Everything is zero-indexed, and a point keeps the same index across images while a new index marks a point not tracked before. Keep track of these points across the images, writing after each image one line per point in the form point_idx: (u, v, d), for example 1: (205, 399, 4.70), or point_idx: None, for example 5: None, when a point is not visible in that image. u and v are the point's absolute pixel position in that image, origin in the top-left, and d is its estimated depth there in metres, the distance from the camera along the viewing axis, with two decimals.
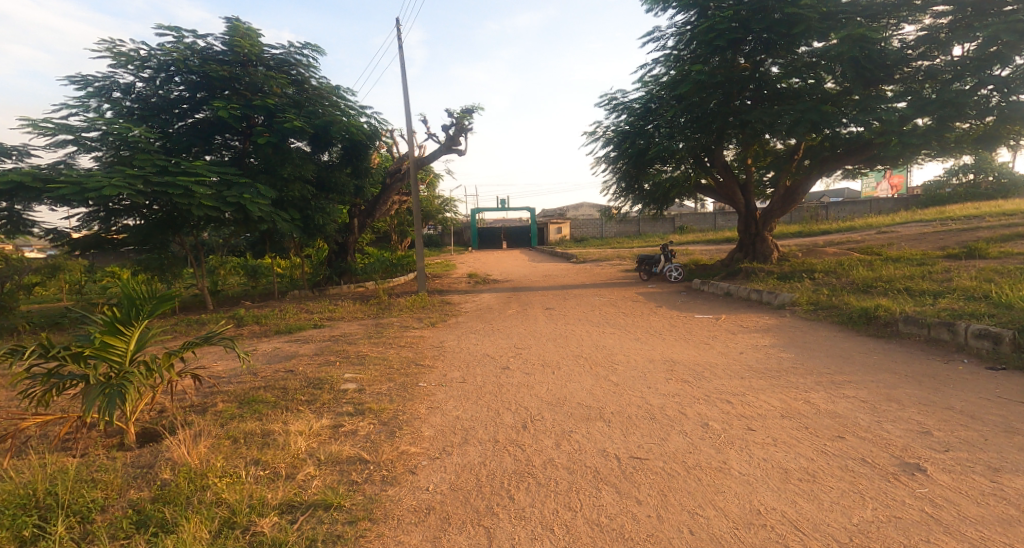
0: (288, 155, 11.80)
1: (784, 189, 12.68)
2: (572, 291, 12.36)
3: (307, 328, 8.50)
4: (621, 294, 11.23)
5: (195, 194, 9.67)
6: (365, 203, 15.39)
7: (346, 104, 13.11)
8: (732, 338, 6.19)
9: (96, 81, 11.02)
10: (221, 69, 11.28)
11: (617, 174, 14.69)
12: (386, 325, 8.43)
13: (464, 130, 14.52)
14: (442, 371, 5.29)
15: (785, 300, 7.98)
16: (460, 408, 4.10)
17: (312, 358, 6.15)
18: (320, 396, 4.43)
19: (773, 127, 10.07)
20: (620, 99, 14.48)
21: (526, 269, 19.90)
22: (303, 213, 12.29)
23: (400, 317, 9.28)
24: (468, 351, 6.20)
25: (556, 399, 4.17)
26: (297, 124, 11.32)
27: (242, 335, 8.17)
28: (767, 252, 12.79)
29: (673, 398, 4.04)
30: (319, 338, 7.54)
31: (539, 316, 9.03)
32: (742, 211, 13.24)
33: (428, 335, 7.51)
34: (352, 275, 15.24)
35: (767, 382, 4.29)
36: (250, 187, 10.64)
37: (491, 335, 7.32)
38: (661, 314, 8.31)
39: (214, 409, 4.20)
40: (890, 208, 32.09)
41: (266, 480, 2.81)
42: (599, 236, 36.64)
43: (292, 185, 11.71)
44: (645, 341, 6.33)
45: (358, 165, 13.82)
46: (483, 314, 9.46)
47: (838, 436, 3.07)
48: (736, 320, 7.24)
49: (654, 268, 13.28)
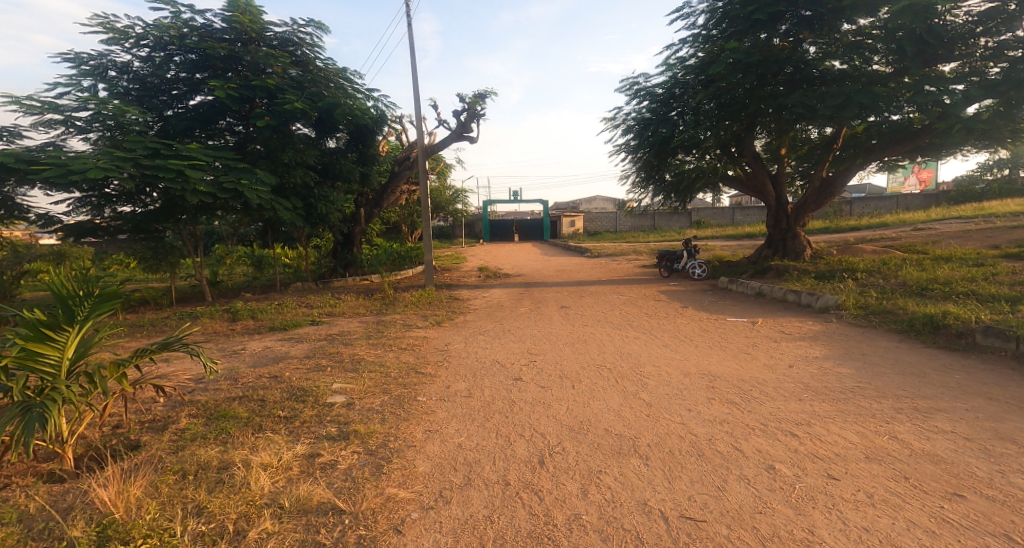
0: (290, 139, 11.16)
1: (820, 181, 11.72)
2: (588, 288, 11.65)
3: (305, 325, 7.91)
4: (642, 293, 10.48)
5: (189, 179, 9.05)
6: (372, 191, 14.73)
7: (353, 87, 12.41)
8: (776, 347, 5.44)
9: (90, 59, 10.49)
10: (220, 47, 10.70)
11: (637, 164, 14.15)
12: (388, 323, 7.80)
13: (477, 116, 13.81)
14: (445, 382, 4.62)
15: (830, 303, 7.18)
16: (465, 434, 3.41)
17: (303, 361, 5.54)
18: (300, 413, 3.78)
19: (816, 111, 9.23)
20: (642, 84, 13.80)
21: (539, 263, 19.15)
22: (305, 201, 11.67)
23: (405, 314, 8.63)
24: (475, 357, 5.54)
25: (579, 424, 3.49)
26: (299, 105, 10.67)
27: (234, 332, 7.58)
28: (798, 248, 11.90)
29: (722, 427, 3.32)
30: (314, 337, 6.93)
31: (554, 315, 8.32)
32: (772, 204, 12.39)
33: (433, 335, 6.86)
34: (357, 267, 14.63)
35: (833, 408, 3.56)
36: (249, 172, 10.04)
37: (502, 337, 6.66)
38: (688, 317, 7.56)
39: (175, 427, 3.57)
40: (920, 204, 30.76)
41: (207, 542, 2.15)
42: (613, 230, 35.84)
43: (293, 171, 11.06)
44: (675, 348, 5.63)
45: (363, 151, 13.12)
46: (493, 313, 8.78)
47: (953, 494, 2.34)
48: (776, 325, 6.48)
49: (676, 265, 12.50)
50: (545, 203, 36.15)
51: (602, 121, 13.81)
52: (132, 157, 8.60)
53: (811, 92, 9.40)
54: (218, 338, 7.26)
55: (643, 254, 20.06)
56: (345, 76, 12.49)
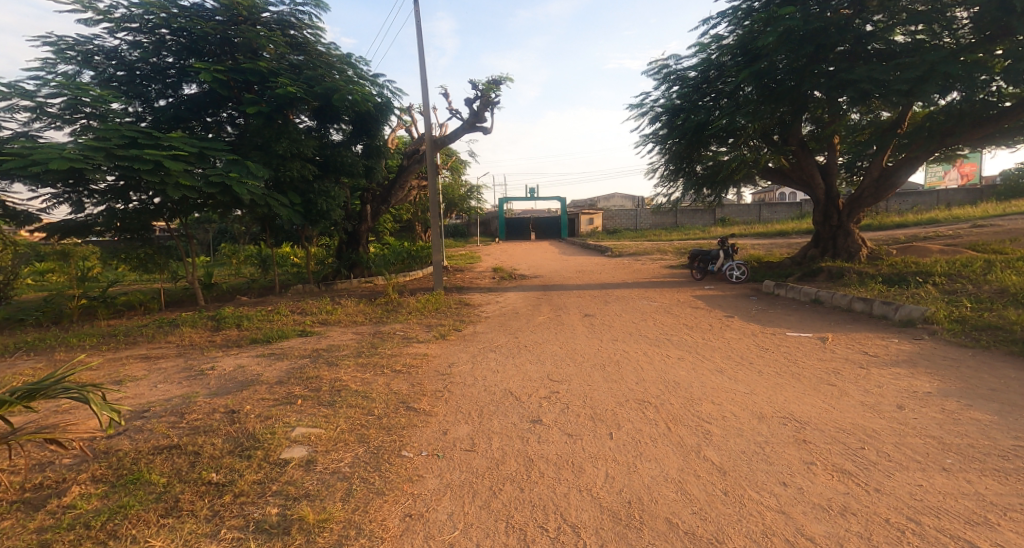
0: (286, 129, 10.15)
1: (879, 171, 10.37)
2: (613, 292, 10.49)
3: (294, 336, 6.93)
4: (675, 298, 9.32)
5: (169, 172, 8.11)
6: (379, 187, 13.73)
7: (357, 72, 11.43)
8: (867, 377, 4.25)
9: (75, 44, 9.71)
10: (210, 28, 9.79)
11: (668, 155, 13.03)
12: (386, 335, 6.80)
13: (491, 104, 12.75)
14: (442, 425, 3.57)
15: (914, 315, 5.94)
16: (462, 525, 2.34)
17: (273, 387, 4.52)
18: (237, 480, 2.72)
19: (886, 87, 7.97)
20: (672, 67, 12.75)
21: (557, 263, 18.00)
22: (304, 196, 10.73)
23: (406, 324, 7.63)
24: (483, 386, 4.46)
25: (630, 512, 2.39)
26: (293, 89, 9.64)
27: (212, 345, 6.63)
28: (851, 248, 10.63)
29: (850, 527, 2.18)
30: (298, 353, 5.94)
31: (577, 326, 7.22)
32: (820, 198, 11.11)
33: (435, 352, 5.82)
34: (363, 268, 13.63)
35: (1010, 490, 2.38)
36: (239, 164, 9.08)
37: (517, 355, 5.59)
38: (737, 330, 6.38)
39: (58, 503, 2.53)
40: (963, 199, 28.88)
41: None
42: (634, 228, 34.55)
43: (289, 163, 10.06)
44: (735, 376, 4.49)
45: (369, 142, 12.15)
46: (507, 322, 7.71)
47: None
48: (854, 345, 5.29)
49: (710, 266, 11.29)
50: (562, 201, 34.96)
51: (627, 107, 12.71)
52: (105, 147, 7.70)
53: (878, 66, 8.16)
54: (192, 352, 6.30)
55: (668, 253, 18.80)
56: (349, 61, 11.53)
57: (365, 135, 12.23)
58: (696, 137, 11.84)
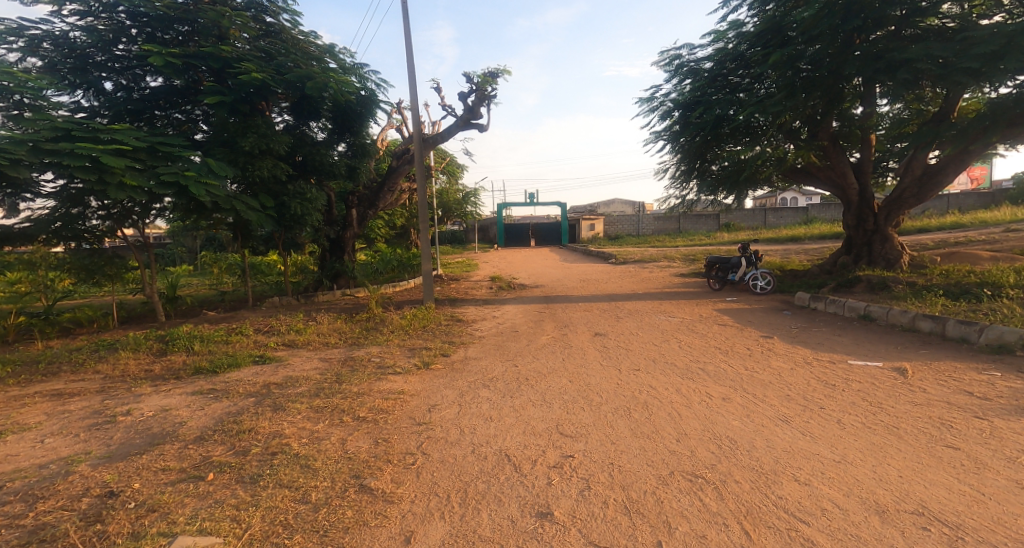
0: (254, 122, 9.01)
1: (921, 168, 9.31)
2: (624, 305, 9.33)
3: (248, 365, 5.73)
4: (697, 313, 8.19)
5: (111, 170, 6.96)
6: (367, 189, 12.52)
7: (338, 61, 10.33)
8: (997, 435, 3.10)
9: (12, 27, 8.46)
10: (169, 8, 8.66)
11: (681, 154, 12.01)
12: (359, 363, 5.65)
13: (487, 98, 11.67)
14: (407, 525, 2.41)
15: (1008, 339, 4.81)
16: None
17: (188, 447, 3.33)
18: None
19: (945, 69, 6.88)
20: (684, 58, 11.85)
21: (559, 271, 16.89)
22: (277, 198, 9.59)
23: (386, 347, 6.47)
24: (471, 447, 3.33)
25: None
26: (259, 75, 8.47)
27: (147, 376, 5.44)
28: (891, 255, 9.57)
29: None
30: (246, 389, 4.76)
31: (588, 349, 6.06)
32: (853, 200, 10.08)
33: (414, 388, 4.68)
34: (348, 278, 12.50)
35: None
36: (198, 162, 7.95)
37: (516, 394, 4.43)
38: (785, 357, 5.24)
39: None
40: (974, 203, 27.92)
41: None
42: (636, 233, 33.56)
43: (259, 161, 8.89)
44: (808, 430, 3.34)
45: (352, 141, 11.04)
46: (505, 343, 6.57)
47: None
48: (949, 382, 4.14)
49: (730, 276, 10.18)
50: (562, 206, 33.92)
51: (637, 101, 11.68)
52: (30, 140, 6.54)
53: (934, 45, 7.09)
54: (117, 388, 5.08)
55: (676, 260, 17.67)
56: (330, 51, 10.42)
57: (348, 133, 11.11)
58: (713, 133, 10.77)
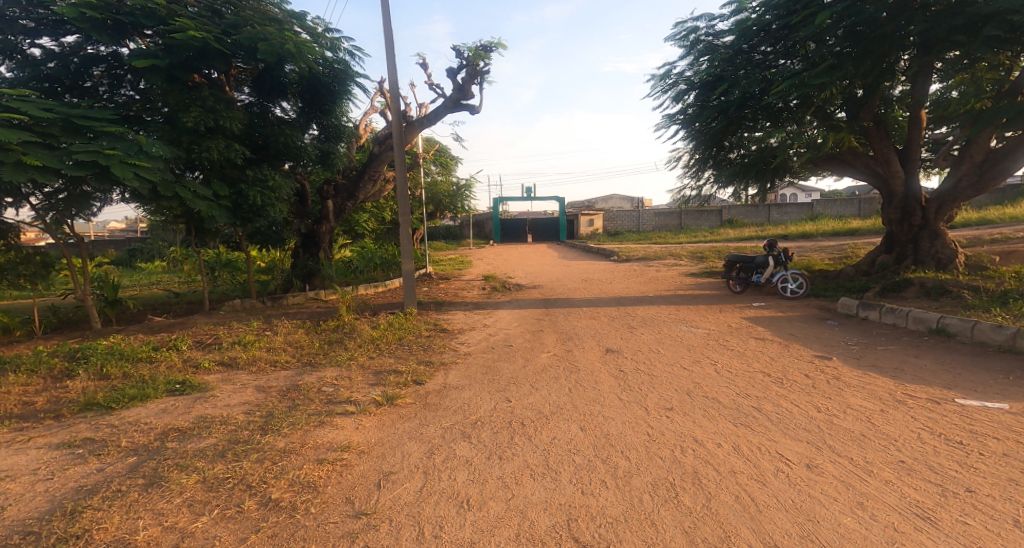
0: (200, 93, 7.62)
1: (981, 153, 8.05)
2: (636, 311, 7.99)
3: (160, 398, 4.36)
4: (725, 323, 6.88)
5: (8, 145, 5.59)
6: (345, 178, 11.13)
7: (307, 26, 8.95)
8: None
9: None
10: None
11: (696, 140, 10.67)
12: (303, 395, 4.31)
13: (479, 75, 10.32)
14: None
15: None
16: None
17: None
18: None
19: None
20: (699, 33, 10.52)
21: (558, 269, 15.59)
22: (234, 186, 8.18)
23: (345, 369, 5.15)
24: None
25: None
26: (202, 34, 7.09)
27: (19, 415, 4.07)
28: (943, 254, 8.34)
29: None
30: (131, 441, 3.41)
31: (602, 375, 4.75)
32: (899, 192, 8.82)
33: (365, 442, 3.35)
34: (322, 277, 11.17)
35: None
36: (128, 139, 6.59)
37: (508, 454, 3.11)
38: (866, 394, 3.94)
39: None
40: (987, 200, 26.81)
41: None
42: (637, 230, 32.27)
43: (207, 140, 7.53)
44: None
45: (325, 122, 9.66)
46: (495, 365, 5.25)
47: None
48: None
49: (755, 276, 8.90)
50: (560, 202, 32.57)
51: (649, 79, 10.34)
52: None
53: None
54: None
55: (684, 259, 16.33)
56: (297, 15, 9.04)
57: (321, 113, 9.70)
58: (735, 115, 9.45)
